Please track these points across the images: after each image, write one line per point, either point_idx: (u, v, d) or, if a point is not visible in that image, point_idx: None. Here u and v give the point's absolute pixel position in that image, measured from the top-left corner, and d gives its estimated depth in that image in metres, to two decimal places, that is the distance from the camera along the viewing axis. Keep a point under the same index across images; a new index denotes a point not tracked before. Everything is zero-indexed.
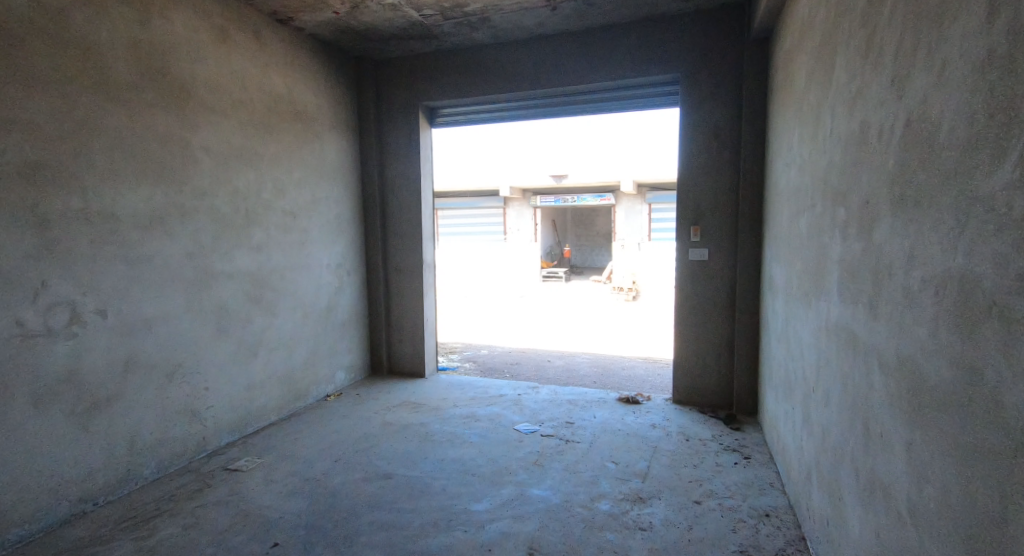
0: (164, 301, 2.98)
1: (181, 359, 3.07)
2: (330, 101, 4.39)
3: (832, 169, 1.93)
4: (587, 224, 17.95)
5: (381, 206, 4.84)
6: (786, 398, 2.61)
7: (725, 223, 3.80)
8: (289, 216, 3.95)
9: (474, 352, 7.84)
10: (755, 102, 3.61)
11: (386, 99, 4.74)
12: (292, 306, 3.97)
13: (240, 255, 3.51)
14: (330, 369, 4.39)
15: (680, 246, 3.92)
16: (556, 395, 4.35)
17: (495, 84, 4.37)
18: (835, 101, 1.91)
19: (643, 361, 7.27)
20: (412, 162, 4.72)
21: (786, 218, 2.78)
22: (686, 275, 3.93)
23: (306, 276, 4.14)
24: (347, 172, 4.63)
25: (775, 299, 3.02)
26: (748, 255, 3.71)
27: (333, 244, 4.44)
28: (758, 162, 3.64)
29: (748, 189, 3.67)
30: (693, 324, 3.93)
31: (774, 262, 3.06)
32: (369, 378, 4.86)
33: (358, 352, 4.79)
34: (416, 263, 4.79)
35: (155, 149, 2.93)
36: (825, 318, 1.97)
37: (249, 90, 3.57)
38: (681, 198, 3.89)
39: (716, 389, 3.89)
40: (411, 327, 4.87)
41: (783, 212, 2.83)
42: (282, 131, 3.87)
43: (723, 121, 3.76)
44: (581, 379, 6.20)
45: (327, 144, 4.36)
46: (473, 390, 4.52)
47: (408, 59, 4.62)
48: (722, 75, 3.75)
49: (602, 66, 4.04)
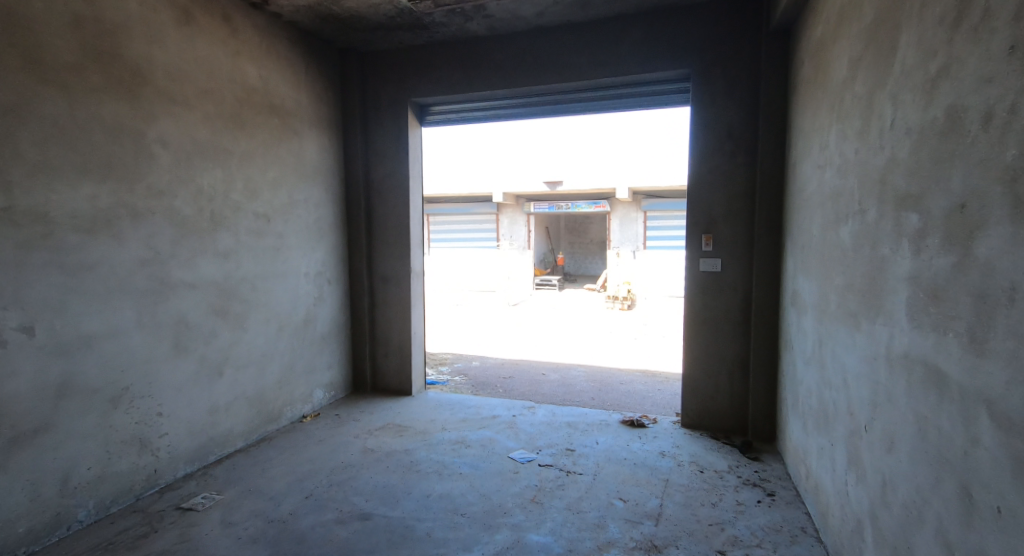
0: (110, 315, 2.61)
1: (128, 381, 2.69)
2: (310, 96, 4.04)
3: (896, 166, 1.61)
4: (580, 232, 17.71)
5: (366, 209, 4.48)
6: (821, 432, 2.28)
7: (739, 231, 3.49)
8: (262, 220, 3.58)
9: (465, 365, 7.47)
10: (773, 100, 3.30)
11: (372, 95, 4.40)
12: (264, 319, 3.60)
13: (203, 263, 3.13)
14: (306, 387, 4.01)
15: (691, 257, 3.60)
16: (554, 416, 4.00)
17: (489, 80, 4.05)
18: (898, 87, 1.60)
19: (642, 376, 6.93)
20: (400, 163, 4.37)
21: (818, 225, 2.45)
22: (696, 287, 3.61)
23: (282, 286, 3.77)
24: (330, 173, 4.27)
25: (802, 317, 2.70)
26: (766, 266, 3.39)
27: (313, 250, 4.08)
28: (777, 165, 3.33)
29: (764, 194, 3.35)
30: (705, 341, 3.61)
31: (801, 276, 2.75)
32: (351, 396, 4.49)
33: (339, 368, 4.41)
34: (403, 272, 4.43)
35: (102, 142, 2.58)
36: (885, 347, 1.64)
37: (217, 78, 3.23)
38: (692, 204, 3.58)
39: (729, 412, 3.57)
40: (398, 341, 4.50)
41: (814, 221, 2.51)
42: (255, 126, 3.52)
43: (738, 120, 3.46)
44: (578, 395, 5.85)
45: (307, 142, 4.01)
46: (464, 411, 4.16)
47: (396, 52, 4.29)
48: (737, 71, 3.45)
49: (606, 61, 3.73)
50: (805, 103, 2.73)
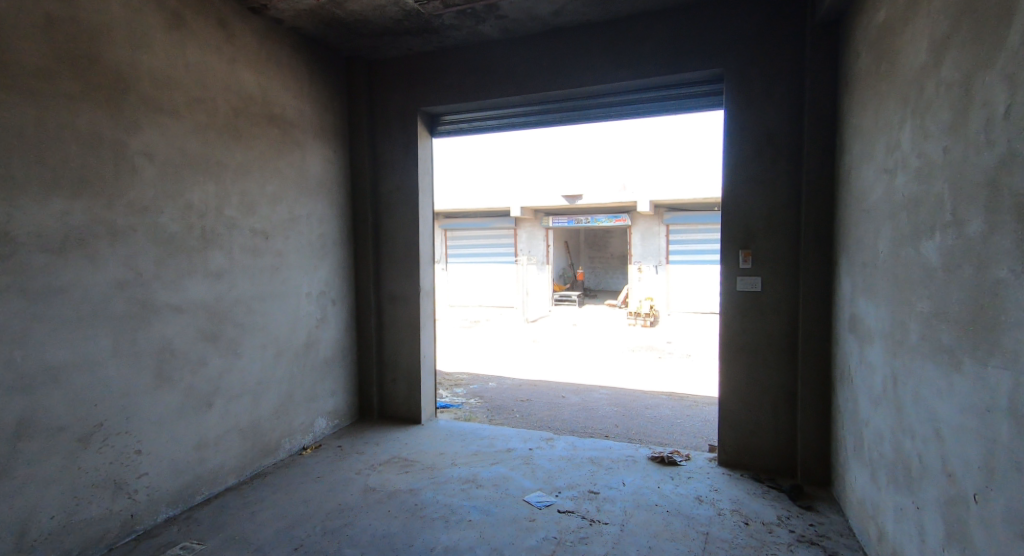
0: (81, 345, 2.36)
1: (102, 417, 2.44)
2: (314, 105, 3.81)
3: (1018, 166, 1.25)
4: (601, 247, 17.35)
5: (374, 224, 4.21)
6: (900, 489, 1.89)
7: (782, 246, 3.13)
8: (260, 237, 3.32)
9: (481, 386, 7.13)
10: (820, 99, 2.94)
11: (380, 105, 4.15)
12: (261, 344, 3.31)
13: (192, 284, 2.87)
14: (307, 416, 3.70)
15: (726, 274, 3.24)
16: (575, 450, 3.64)
17: (503, 86, 3.78)
18: (1018, 65, 1.25)
19: (669, 399, 6.51)
20: (409, 176, 4.10)
21: (888, 240, 2.07)
22: (733, 309, 3.24)
23: (281, 308, 3.49)
24: (335, 186, 4.02)
25: (867, 347, 2.31)
26: (814, 286, 3.00)
27: (316, 268, 3.81)
28: (826, 172, 2.95)
29: (811, 205, 2.98)
30: (744, 369, 3.23)
31: (862, 299, 2.37)
32: (357, 424, 4.18)
33: (344, 394, 4.11)
34: (412, 292, 4.14)
35: (75, 154, 2.36)
36: (1007, 398, 1.27)
37: (210, 86, 3.00)
38: (727, 216, 3.23)
39: (773, 450, 3.17)
40: (406, 365, 4.19)
41: (881, 236, 2.14)
42: (252, 137, 3.27)
43: (778, 123, 3.11)
44: (601, 422, 5.46)
45: (311, 154, 3.76)
46: (477, 443, 3.81)
47: (405, 59, 4.04)
48: (778, 69, 3.10)
49: (629, 63, 3.43)
50: (864, 99, 2.36)
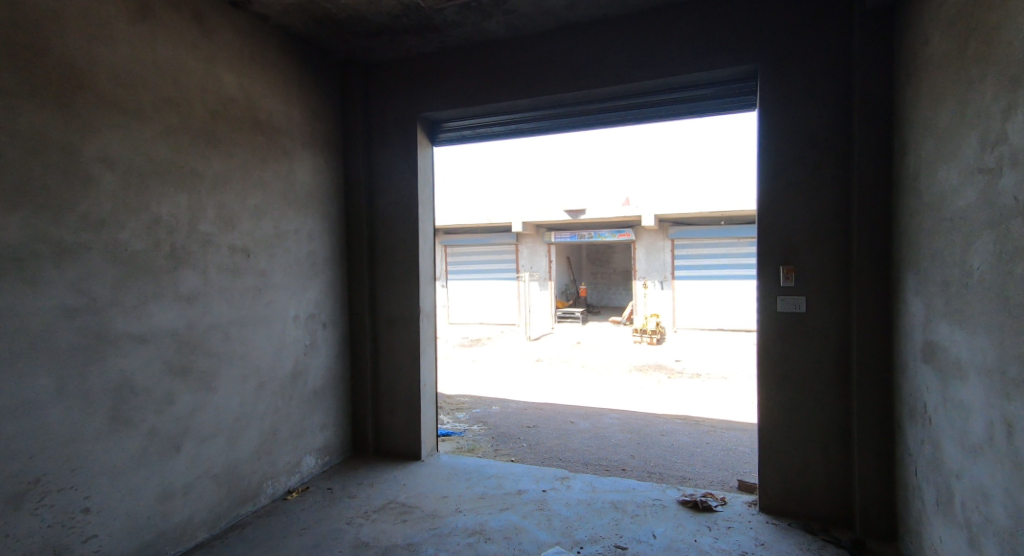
0: (14, 385, 1.97)
1: (39, 472, 2.04)
2: (306, 110, 3.43)
3: None
4: (603, 262, 17.05)
5: (369, 240, 3.84)
6: None
7: (830, 262, 2.77)
8: (240, 255, 2.90)
9: (483, 410, 6.71)
10: (872, 96, 2.60)
11: (377, 111, 3.79)
12: (241, 376, 2.90)
13: (158, 309, 2.46)
14: (293, 454, 3.27)
15: (765, 293, 2.89)
16: (594, 492, 3.24)
17: (512, 88, 3.44)
18: None
19: (683, 424, 6.09)
20: (409, 187, 3.73)
21: (1000, 257, 1.68)
22: (773, 333, 2.88)
23: (265, 335, 3.08)
24: (327, 199, 3.64)
25: (962, 385, 1.92)
26: (869, 308, 2.63)
27: (305, 289, 3.42)
28: (882, 177, 2.60)
29: (864, 215, 2.63)
30: (787, 402, 2.86)
31: (952, 326, 1.99)
32: (349, 461, 3.76)
33: (335, 428, 3.69)
34: (410, 315, 3.75)
35: (14, 160, 1.99)
36: None
37: (183, 85, 2.60)
38: (764, 230, 2.89)
39: (824, 494, 2.80)
40: (405, 395, 3.79)
41: (988, 251, 1.75)
42: (234, 144, 2.87)
43: (823, 123, 2.78)
44: (614, 451, 5.05)
45: (301, 164, 3.38)
46: (484, 483, 3.39)
47: (404, 61, 3.70)
48: (823, 64, 2.77)
49: (652, 61, 3.10)
50: (953, 90, 1.98)
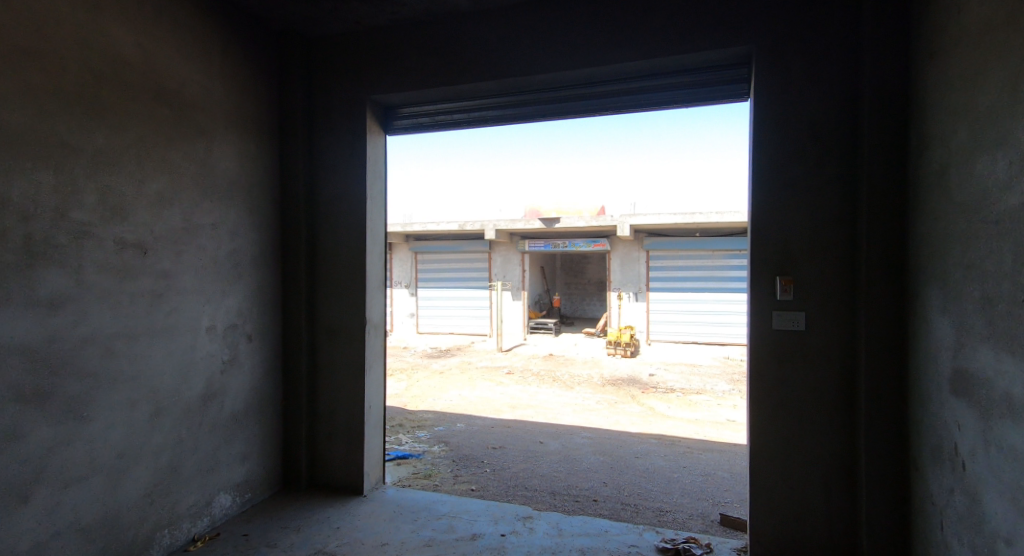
0: None
1: None
2: (233, 84, 2.92)
3: None
4: (577, 273, 16.76)
5: (309, 239, 3.31)
6: None
7: (833, 273, 2.40)
8: (132, 253, 2.38)
9: (446, 428, 6.19)
10: (886, 80, 2.24)
11: (320, 91, 3.30)
12: (127, 401, 2.36)
13: (3, 319, 1.93)
14: (202, 493, 2.73)
15: (760, 308, 2.49)
16: (561, 538, 2.77)
17: (475, 68, 3.01)
18: None
19: (658, 444, 5.70)
20: (354, 179, 3.24)
21: None
22: (768, 354, 2.48)
23: (165, 351, 2.54)
24: (259, 190, 3.12)
25: (1011, 428, 1.53)
26: (882, 327, 2.25)
27: (224, 295, 2.89)
28: (894, 175, 2.24)
29: (875, 219, 2.26)
30: (785, 434, 2.46)
31: (998, 353, 1.61)
32: (277, 496, 3.22)
33: (261, 458, 3.15)
34: (353, 327, 3.25)
35: None
36: None
37: (52, 38, 2.08)
38: (760, 234, 2.49)
39: (825, 542, 2.41)
40: (345, 419, 3.27)
41: None
42: (127, 116, 2.36)
43: (827, 112, 2.42)
44: (584, 477, 4.60)
45: (223, 147, 2.86)
46: (433, 526, 2.89)
47: (352, 35, 3.24)
48: (827, 46, 2.42)
49: (633, 38, 2.70)
50: (1004, 60, 1.61)
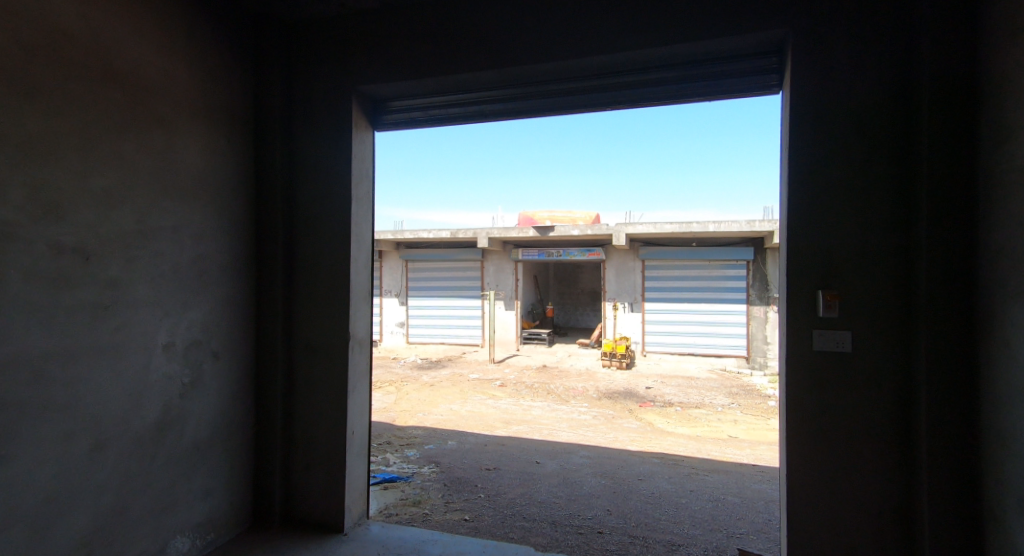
0: None
1: None
2: (200, 69, 2.58)
3: None
4: (570, 282, 16.49)
5: (286, 245, 2.96)
6: None
7: (885, 286, 2.10)
8: (70, 259, 2.02)
9: (437, 446, 5.82)
10: (949, 67, 1.95)
11: (302, 80, 2.97)
12: (60, 434, 1.99)
13: None
14: (155, 537, 2.36)
15: (800, 326, 2.18)
16: None
17: (475, 55, 2.69)
18: None
19: (662, 465, 5.37)
20: (338, 178, 2.90)
21: None
22: (810, 379, 2.16)
23: (110, 373, 2.18)
24: (230, 188, 2.77)
25: None
26: (947, 350, 1.95)
27: (186, 308, 2.53)
28: (958, 175, 1.95)
29: (937, 225, 1.96)
30: (829, 471, 2.13)
31: None
32: (246, 535, 2.84)
33: (228, 493, 2.77)
34: (335, 344, 2.89)
35: None
36: None
37: None
38: (800, 241, 2.18)
39: None
40: (324, 447, 2.91)
41: None
42: (67, 100, 2.01)
43: (878, 104, 2.12)
44: (587, 504, 4.25)
45: (188, 139, 2.52)
46: None
47: (338, 20, 2.91)
48: (877, 30, 2.13)
49: (653, 21, 2.41)
50: None
